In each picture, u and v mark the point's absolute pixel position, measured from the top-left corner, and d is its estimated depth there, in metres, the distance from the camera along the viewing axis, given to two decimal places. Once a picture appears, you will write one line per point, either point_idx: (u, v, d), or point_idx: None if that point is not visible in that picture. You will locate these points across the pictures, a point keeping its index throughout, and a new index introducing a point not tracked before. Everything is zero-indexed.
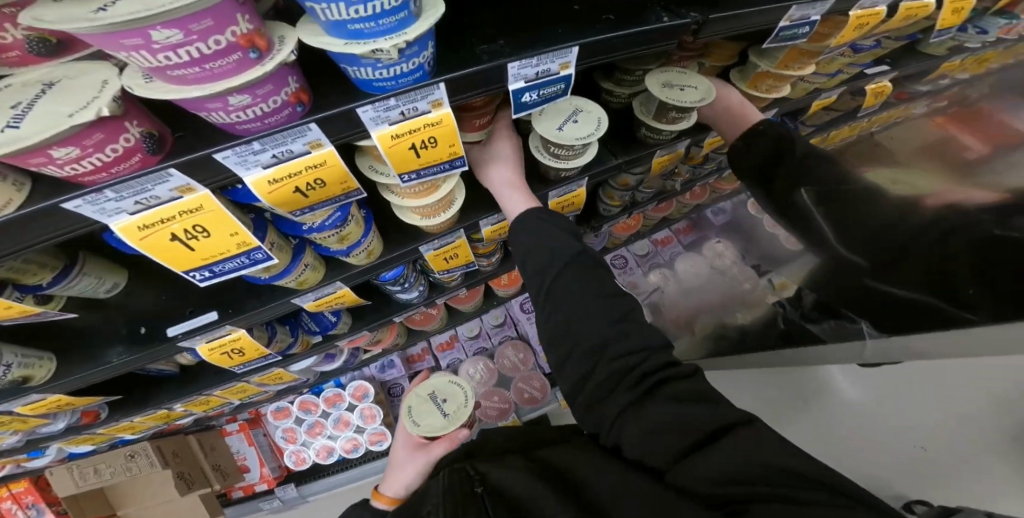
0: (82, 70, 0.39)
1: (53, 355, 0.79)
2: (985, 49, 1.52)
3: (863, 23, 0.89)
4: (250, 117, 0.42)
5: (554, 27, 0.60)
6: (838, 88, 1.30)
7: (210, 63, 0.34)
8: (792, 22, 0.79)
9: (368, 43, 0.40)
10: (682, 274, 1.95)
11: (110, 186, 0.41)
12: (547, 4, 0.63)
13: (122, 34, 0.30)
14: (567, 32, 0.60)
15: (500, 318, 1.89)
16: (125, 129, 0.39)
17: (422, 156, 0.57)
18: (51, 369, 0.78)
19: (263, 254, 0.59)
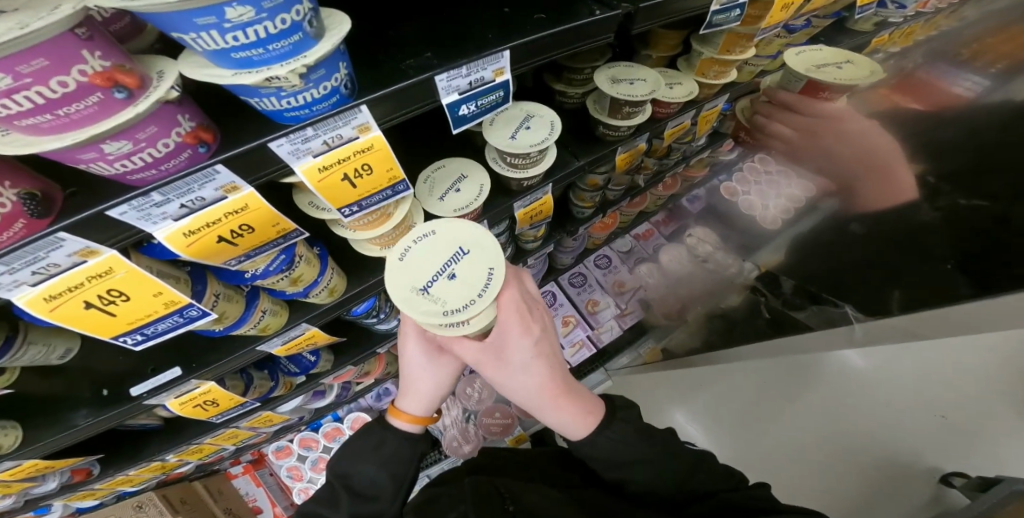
0: None
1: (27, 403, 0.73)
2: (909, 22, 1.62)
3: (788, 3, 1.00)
4: (137, 164, 0.46)
5: (485, 35, 0.71)
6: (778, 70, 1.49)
7: (64, 104, 0.37)
8: (722, 5, 0.91)
9: (259, 71, 0.44)
10: (667, 266, 2.08)
11: (311, 125, 0.56)
12: (483, 14, 0.74)
13: (200, 14, 0.37)
14: (496, 38, 0.70)
15: None
16: (85, 59, 0.36)
17: (359, 185, 0.69)
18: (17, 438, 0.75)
19: (297, 234, 0.73)
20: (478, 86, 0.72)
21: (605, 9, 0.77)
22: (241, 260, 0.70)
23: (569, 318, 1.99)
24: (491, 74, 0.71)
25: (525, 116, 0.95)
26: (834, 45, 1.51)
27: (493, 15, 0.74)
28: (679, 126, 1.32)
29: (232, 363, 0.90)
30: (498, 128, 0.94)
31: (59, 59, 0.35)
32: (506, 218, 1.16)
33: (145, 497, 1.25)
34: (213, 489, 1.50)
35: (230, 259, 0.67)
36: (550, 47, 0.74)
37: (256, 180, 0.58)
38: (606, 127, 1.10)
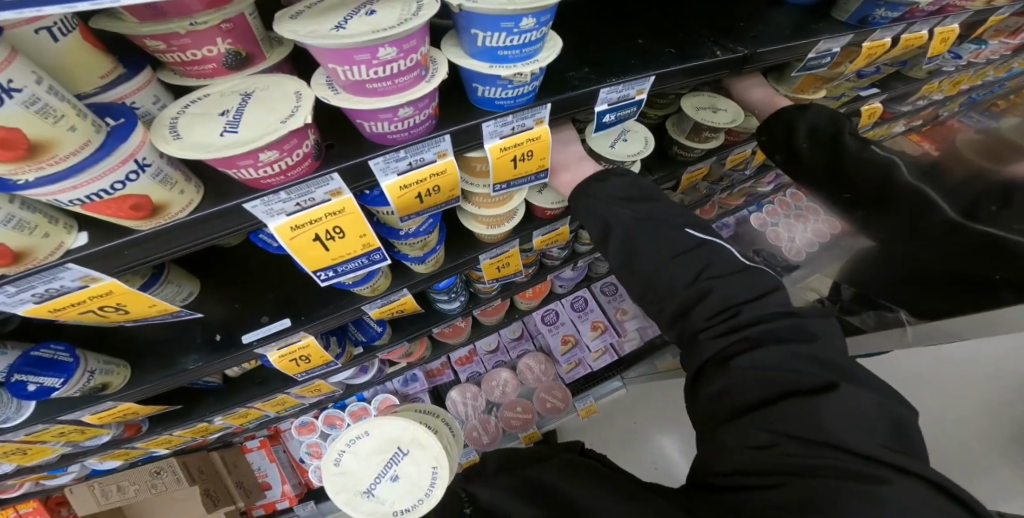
0: (269, 82, 0.47)
1: (126, 364, 0.77)
2: (960, 73, 1.53)
3: (872, 54, 0.92)
4: (403, 128, 0.49)
5: (628, 59, 0.67)
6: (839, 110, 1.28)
7: (400, 78, 0.43)
8: (816, 54, 0.85)
9: (511, 67, 0.48)
10: None
11: (404, 147, 0.51)
12: (616, 38, 0.71)
13: (357, 50, 0.39)
14: (640, 64, 0.67)
15: (518, 331, 1.84)
16: (308, 136, 0.46)
17: (518, 168, 0.64)
18: (127, 378, 0.76)
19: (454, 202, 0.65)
20: (618, 111, 0.68)
21: (727, 51, 0.73)
22: (328, 275, 0.59)
23: (597, 323, 1.80)
24: (635, 95, 0.66)
25: (623, 129, 0.90)
26: (890, 90, 1.35)
27: (629, 46, 0.70)
28: (740, 155, 1.17)
29: (337, 320, 0.85)
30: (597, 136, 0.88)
31: (198, 40, 0.44)
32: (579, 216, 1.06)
33: (164, 462, 1.22)
34: (230, 462, 1.45)
35: (316, 270, 0.57)
36: (684, 80, 0.70)
37: (356, 187, 0.53)
38: (679, 147, 1.02)
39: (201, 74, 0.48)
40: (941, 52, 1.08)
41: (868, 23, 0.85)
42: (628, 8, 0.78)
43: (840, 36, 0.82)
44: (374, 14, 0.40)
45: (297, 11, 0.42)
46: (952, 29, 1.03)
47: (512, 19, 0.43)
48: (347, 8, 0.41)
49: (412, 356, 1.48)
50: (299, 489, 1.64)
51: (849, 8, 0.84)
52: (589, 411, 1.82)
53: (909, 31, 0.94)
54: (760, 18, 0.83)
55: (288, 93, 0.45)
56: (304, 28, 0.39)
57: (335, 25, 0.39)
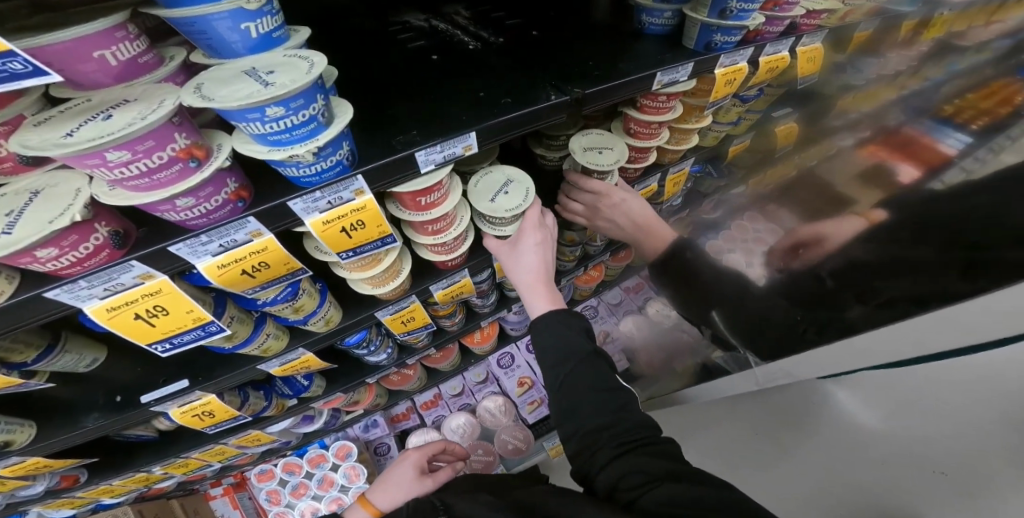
0: (62, 178, 0.49)
1: (34, 422, 0.81)
2: None
3: (731, 79, 0.83)
4: (197, 214, 0.52)
5: (458, 115, 0.68)
6: (748, 132, 1.29)
7: (157, 174, 0.45)
8: (662, 86, 0.77)
9: (286, 150, 0.51)
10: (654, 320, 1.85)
11: (206, 232, 0.54)
12: (455, 94, 0.72)
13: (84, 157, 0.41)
14: (470, 118, 0.67)
15: (482, 375, 1.85)
16: (95, 229, 0.48)
17: (354, 236, 0.68)
18: (33, 435, 0.80)
19: (303, 271, 0.70)
20: (450, 165, 0.69)
21: (560, 94, 0.70)
22: (167, 347, 0.64)
23: None
24: (462, 152, 0.67)
25: (506, 180, 0.87)
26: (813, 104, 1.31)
27: (465, 99, 0.70)
28: (681, 172, 1.12)
29: (234, 381, 0.90)
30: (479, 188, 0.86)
31: None
32: (487, 268, 1.07)
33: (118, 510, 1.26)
34: (190, 509, 1.52)
35: (149, 343, 0.62)
36: (515, 132, 0.69)
37: (171, 269, 0.56)
38: None
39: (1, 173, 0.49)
40: (812, 71, 0.97)
41: (713, 49, 0.77)
42: (485, 54, 0.80)
43: (679, 65, 0.75)
44: (108, 117, 0.42)
45: (49, 117, 0.44)
46: (815, 48, 0.94)
47: (254, 111, 0.45)
48: (91, 111, 0.43)
49: (362, 403, 1.52)
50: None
51: (692, 35, 0.77)
52: (560, 450, 1.79)
53: (766, 53, 0.86)
54: (616, 53, 0.78)
55: (70, 189, 0.47)
56: (40, 137, 0.41)
57: (66, 132, 0.41)
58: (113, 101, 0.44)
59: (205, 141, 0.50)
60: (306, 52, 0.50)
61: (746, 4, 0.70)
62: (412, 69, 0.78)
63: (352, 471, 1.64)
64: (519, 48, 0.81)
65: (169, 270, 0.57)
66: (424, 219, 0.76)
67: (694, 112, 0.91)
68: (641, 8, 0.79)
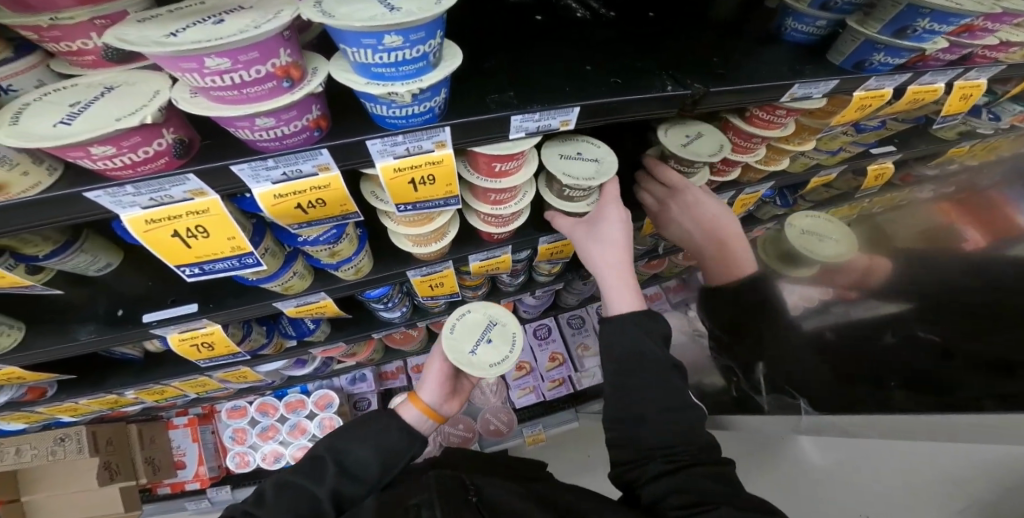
0: (139, 78, 0.43)
1: (23, 325, 0.80)
2: (997, 137, 1.30)
3: (866, 104, 0.78)
4: (271, 137, 0.46)
5: (561, 85, 0.61)
6: (839, 166, 1.15)
7: (248, 88, 0.39)
8: (793, 99, 0.71)
9: (386, 85, 0.44)
10: None
11: (273, 156, 0.48)
12: (559, 61, 0.64)
13: (180, 58, 0.35)
14: (574, 91, 0.60)
15: None
16: (160, 134, 0.42)
17: (420, 191, 0.61)
18: (17, 341, 0.78)
19: (356, 217, 0.63)
20: (538, 137, 0.63)
21: (678, 86, 0.63)
22: (196, 271, 0.58)
23: (556, 355, 1.84)
24: (557, 127, 0.60)
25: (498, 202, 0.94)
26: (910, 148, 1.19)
27: (570, 69, 0.63)
28: (754, 195, 1.08)
29: (244, 313, 0.85)
30: (458, 337, 0.94)
31: (70, 33, 0.40)
32: (528, 248, 1.01)
33: (71, 430, 1.30)
34: (147, 437, 1.52)
35: (179, 265, 0.56)
36: (620, 115, 0.62)
37: (225, 189, 0.50)
38: (690, 174, 0.94)
39: (83, 65, 0.44)
40: (962, 109, 0.95)
41: (865, 69, 0.71)
42: (595, 24, 0.73)
43: (822, 80, 0.68)
44: (219, 21, 0.36)
45: (153, 14, 0.38)
46: (977, 85, 0.89)
47: (371, 36, 0.39)
48: (201, 15, 0.37)
49: (358, 355, 1.50)
50: (215, 473, 1.65)
51: (844, 50, 0.70)
52: (536, 440, 1.75)
53: (919, 83, 0.80)
54: (736, 54, 0.71)
55: (147, 90, 0.41)
56: (140, 31, 0.35)
57: (171, 30, 0.35)
58: (227, 5, 0.38)
59: (302, 60, 0.43)
60: None
61: (936, 26, 0.62)
62: (514, 25, 0.71)
63: (328, 422, 1.64)
64: (633, 27, 0.73)
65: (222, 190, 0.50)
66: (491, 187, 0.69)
67: (802, 133, 0.86)
68: (791, 11, 0.71)
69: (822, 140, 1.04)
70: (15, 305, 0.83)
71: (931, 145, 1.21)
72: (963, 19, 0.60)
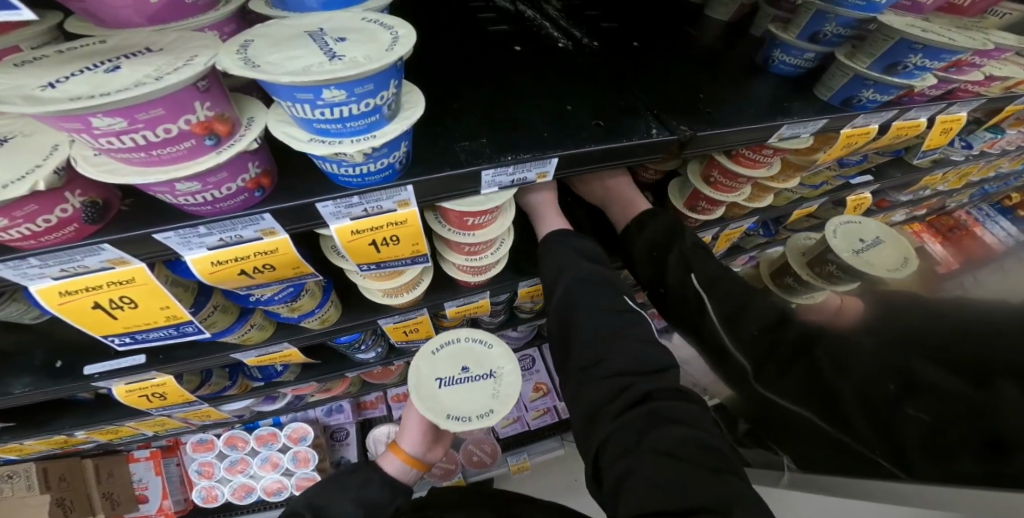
0: (41, 128, 0.37)
1: None
2: (973, 164, 1.30)
3: (853, 141, 0.75)
4: (200, 201, 0.40)
5: (538, 130, 0.56)
6: (820, 199, 1.13)
7: (157, 149, 0.33)
8: (782, 138, 0.67)
9: (332, 144, 0.39)
10: None
11: (206, 223, 0.42)
12: (537, 100, 0.60)
13: (62, 118, 0.28)
14: (552, 138, 0.56)
15: None
16: (64, 199, 0.36)
17: (383, 251, 0.56)
18: None
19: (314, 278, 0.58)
20: (513, 189, 0.58)
21: (664, 131, 0.59)
22: (127, 340, 0.52)
23: (541, 385, 1.79)
24: (534, 179, 0.56)
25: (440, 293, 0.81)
26: (885, 178, 1.17)
27: (549, 110, 0.59)
28: (738, 230, 1.04)
29: (199, 364, 0.79)
30: (434, 364, 0.80)
31: None
32: (508, 292, 0.95)
33: (20, 466, 1.24)
34: (105, 470, 1.42)
35: (105, 336, 0.49)
36: (603, 163, 0.57)
37: (153, 256, 0.44)
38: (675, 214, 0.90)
39: None
40: (942, 142, 0.93)
41: (853, 106, 0.67)
42: (576, 56, 0.69)
43: (811, 120, 0.65)
44: (113, 68, 0.30)
45: (38, 54, 0.32)
46: (957, 118, 0.87)
47: (308, 91, 0.34)
48: (98, 57, 0.30)
49: (333, 390, 1.42)
50: (180, 506, 1.56)
51: (834, 85, 0.66)
52: (521, 468, 1.68)
53: (903, 118, 0.77)
54: (723, 90, 0.67)
55: (43, 146, 0.35)
56: (5, 75, 0.28)
57: (48, 78, 0.28)
58: (130, 45, 0.32)
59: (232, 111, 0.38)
60: (388, 21, 0.39)
61: (929, 62, 0.59)
62: (490, 57, 0.67)
63: (302, 455, 1.56)
64: (617, 60, 0.70)
65: (148, 256, 0.45)
66: (466, 240, 0.65)
67: (788, 170, 0.82)
68: (779, 42, 0.68)
69: (805, 176, 1.02)
70: None
71: (913, 175, 1.21)
72: (956, 54, 0.57)
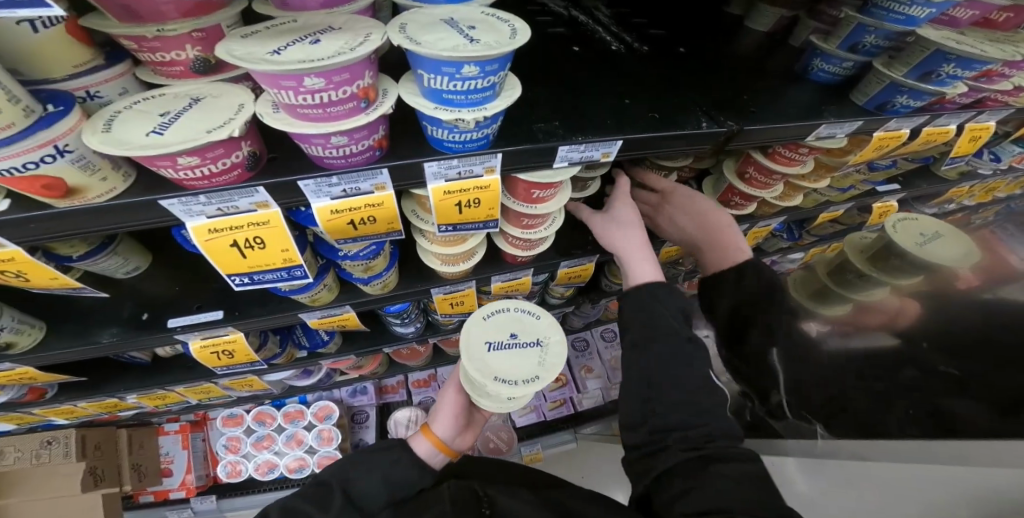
0: (222, 90, 0.45)
1: (44, 325, 0.79)
2: (997, 179, 1.35)
3: (885, 144, 0.83)
4: (338, 155, 0.49)
5: (603, 117, 0.64)
6: (848, 202, 1.19)
7: (331, 107, 0.42)
8: (819, 138, 0.75)
9: (454, 111, 0.47)
10: None
11: (338, 174, 0.51)
12: (599, 93, 0.69)
13: (281, 76, 0.38)
14: (615, 124, 0.64)
15: None
16: (239, 147, 0.45)
17: (464, 212, 0.64)
18: (38, 340, 0.77)
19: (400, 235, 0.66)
20: (578, 167, 0.66)
21: (712, 124, 0.67)
22: (244, 280, 0.59)
23: (559, 376, 1.85)
24: (598, 158, 0.64)
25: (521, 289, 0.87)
26: (912, 188, 1.24)
27: (610, 102, 0.67)
28: (764, 228, 1.11)
29: (268, 322, 0.86)
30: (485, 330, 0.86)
31: (169, 44, 0.42)
32: (547, 272, 1.03)
33: (59, 433, 1.26)
34: (135, 442, 1.48)
35: (231, 274, 0.57)
36: (658, 147, 0.66)
37: (286, 203, 0.52)
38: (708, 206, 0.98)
39: (169, 75, 0.46)
40: (970, 150, 1.00)
41: (886, 110, 0.75)
42: (628, 57, 0.77)
43: (847, 122, 0.73)
44: (316, 42, 0.39)
45: (252, 30, 0.41)
46: (986, 126, 0.94)
47: (452, 65, 0.42)
48: (297, 33, 0.41)
49: (364, 368, 1.49)
50: (202, 482, 1.60)
51: (869, 91, 0.75)
52: (533, 459, 1.77)
53: (934, 123, 0.84)
54: (765, 91, 0.76)
55: (231, 102, 0.43)
56: (245, 48, 0.38)
57: (274, 48, 0.38)
58: (320, 25, 0.41)
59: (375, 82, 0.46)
60: (503, 15, 0.48)
61: (960, 71, 0.67)
62: (555, 54, 0.75)
63: (326, 434, 1.61)
64: (666, 62, 0.78)
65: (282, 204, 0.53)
66: (528, 212, 0.72)
67: (819, 170, 0.90)
68: (820, 52, 0.76)
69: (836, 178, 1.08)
70: (36, 304, 0.83)
71: (938, 186, 1.26)
72: (985, 65, 0.65)
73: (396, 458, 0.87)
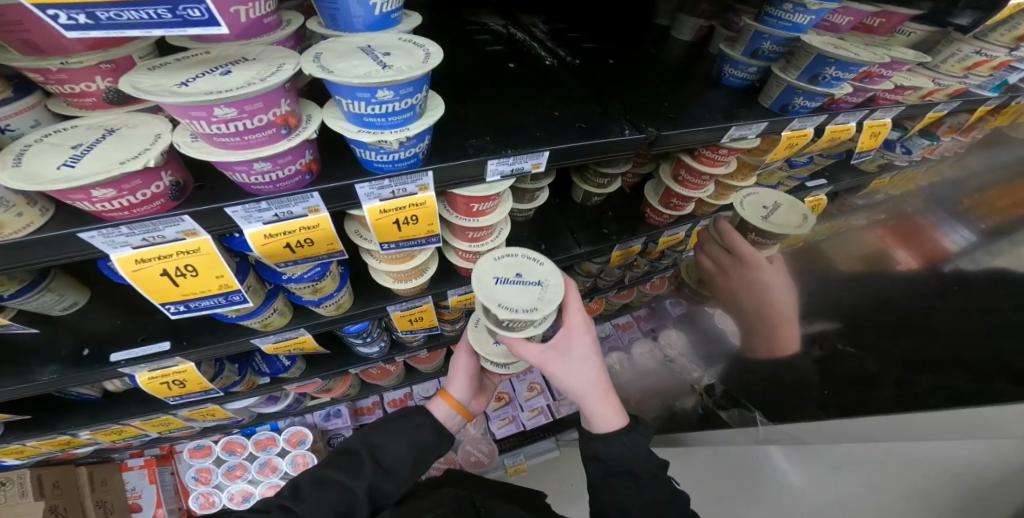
0: (139, 121, 0.46)
1: None
2: (914, 169, 1.48)
3: (794, 143, 0.88)
4: (266, 181, 0.49)
5: (533, 130, 0.67)
6: (783, 199, 1.27)
7: (249, 135, 0.43)
8: (732, 139, 0.80)
9: (377, 134, 0.49)
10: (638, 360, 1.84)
11: (267, 199, 0.51)
12: (530, 107, 0.72)
13: (191, 107, 0.39)
14: (545, 136, 0.67)
15: None
16: (159, 177, 0.45)
17: (404, 230, 0.65)
18: None
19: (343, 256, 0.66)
20: (512, 179, 0.69)
21: (635, 131, 0.71)
22: (180, 309, 0.59)
23: (534, 385, 1.86)
24: (530, 169, 0.66)
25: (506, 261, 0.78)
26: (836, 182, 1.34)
27: (541, 114, 0.71)
28: (709, 227, 1.17)
29: (221, 350, 0.85)
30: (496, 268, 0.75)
31: (76, 76, 0.43)
32: None
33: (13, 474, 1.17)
34: (98, 479, 1.40)
35: (164, 303, 0.56)
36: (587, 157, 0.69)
37: (216, 230, 0.53)
38: (652, 209, 1.02)
39: (82, 106, 0.46)
40: (870, 145, 1.06)
41: (788, 112, 0.81)
42: (560, 71, 0.81)
43: (753, 123, 0.78)
44: (227, 73, 0.40)
45: (165, 63, 0.43)
46: (882, 123, 1.02)
47: (366, 91, 0.44)
48: (209, 65, 0.42)
49: (333, 391, 1.47)
50: (177, 515, 1.54)
51: (772, 94, 0.80)
52: (518, 470, 1.74)
53: (834, 122, 0.92)
54: (686, 99, 0.81)
55: (148, 133, 0.44)
56: (154, 81, 0.39)
57: (183, 81, 0.39)
58: (233, 57, 0.43)
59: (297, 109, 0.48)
60: (421, 41, 0.50)
61: (841, 74, 0.73)
62: (489, 72, 0.79)
63: (301, 459, 1.56)
64: (596, 74, 0.83)
65: (213, 230, 0.53)
66: (471, 225, 0.74)
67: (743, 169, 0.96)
68: (728, 58, 0.82)
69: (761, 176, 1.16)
70: None
71: (859, 178, 1.37)
72: (861, 67, 0.71)
73: (418, 423, 0.90)
